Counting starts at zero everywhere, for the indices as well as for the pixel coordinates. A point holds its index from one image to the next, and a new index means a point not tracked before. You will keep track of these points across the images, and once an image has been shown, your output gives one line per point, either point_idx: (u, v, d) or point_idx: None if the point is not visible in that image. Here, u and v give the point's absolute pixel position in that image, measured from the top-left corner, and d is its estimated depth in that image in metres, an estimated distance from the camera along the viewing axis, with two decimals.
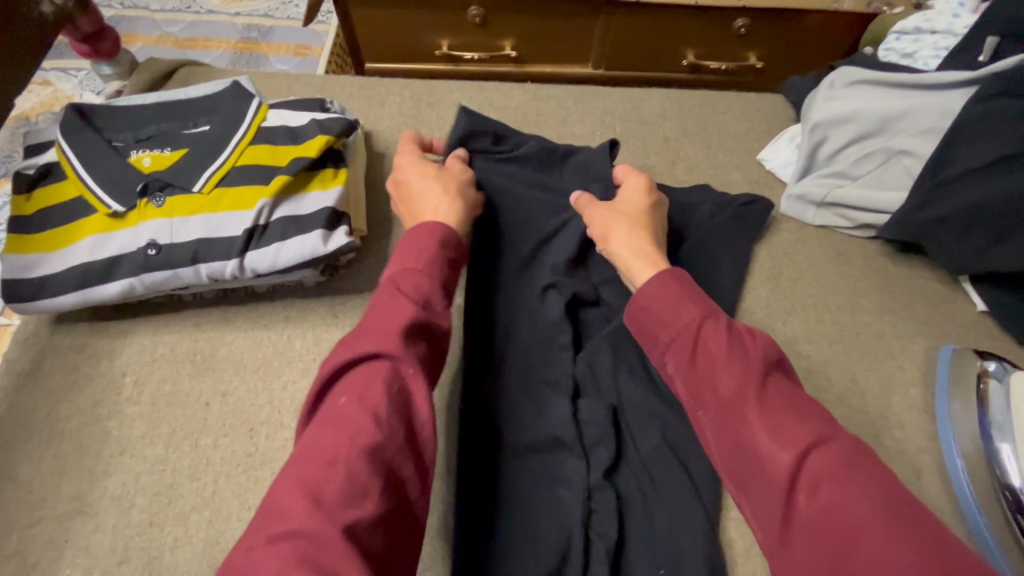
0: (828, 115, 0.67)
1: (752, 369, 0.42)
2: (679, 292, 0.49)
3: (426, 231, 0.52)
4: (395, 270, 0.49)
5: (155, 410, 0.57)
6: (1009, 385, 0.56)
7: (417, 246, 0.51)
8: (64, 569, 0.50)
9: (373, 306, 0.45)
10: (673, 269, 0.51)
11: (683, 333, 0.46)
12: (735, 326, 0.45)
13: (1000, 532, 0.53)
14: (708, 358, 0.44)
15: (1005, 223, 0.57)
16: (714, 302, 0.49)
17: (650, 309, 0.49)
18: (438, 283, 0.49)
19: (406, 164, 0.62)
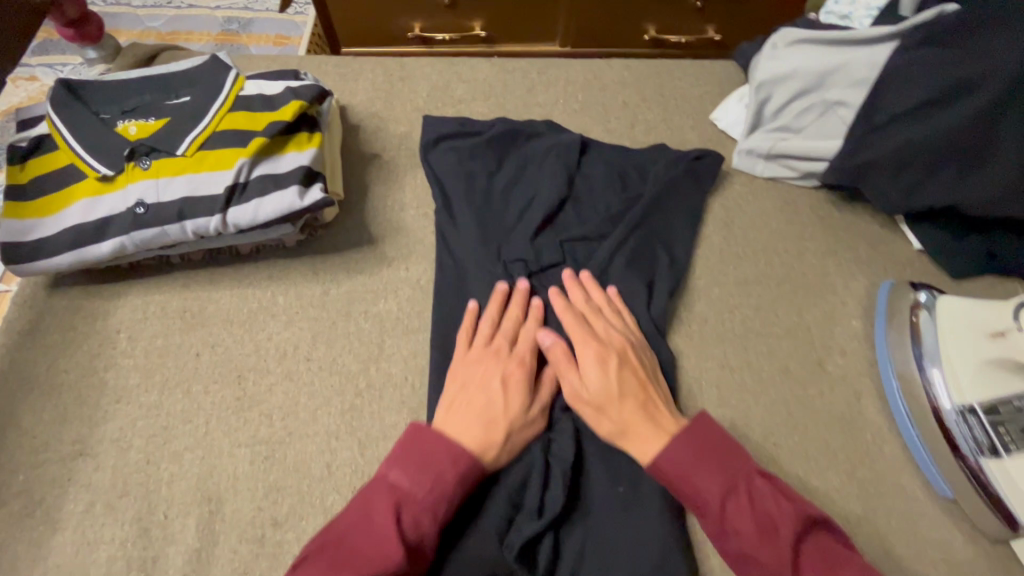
0: (770, 74, 0.72)
1: (784, 550, 0.47)
2: (698, 458, 0.51)
3: (449, 447, 0.51)
4: (403, 486, 0.49)
5: (148, 361, 0.61)
6: (938, 314, 0.61)
7: (431, 458, 0.51)
8: (69, 503, 0.54)
9: (372, 518, 0.47)
10: (687, 427, 0.53)
11: (710, 509, 0.50)
12: (758, 498, 0.49)
13: (930, 441, 0.58)
14: (737, 533, 0.49)
15: (927, 164, 0.62)
16: (734, 460, 0.52)
17: (676, 479, 0.51)
18: (437, 521, 0.48)
19: (494, 374, 0.57)
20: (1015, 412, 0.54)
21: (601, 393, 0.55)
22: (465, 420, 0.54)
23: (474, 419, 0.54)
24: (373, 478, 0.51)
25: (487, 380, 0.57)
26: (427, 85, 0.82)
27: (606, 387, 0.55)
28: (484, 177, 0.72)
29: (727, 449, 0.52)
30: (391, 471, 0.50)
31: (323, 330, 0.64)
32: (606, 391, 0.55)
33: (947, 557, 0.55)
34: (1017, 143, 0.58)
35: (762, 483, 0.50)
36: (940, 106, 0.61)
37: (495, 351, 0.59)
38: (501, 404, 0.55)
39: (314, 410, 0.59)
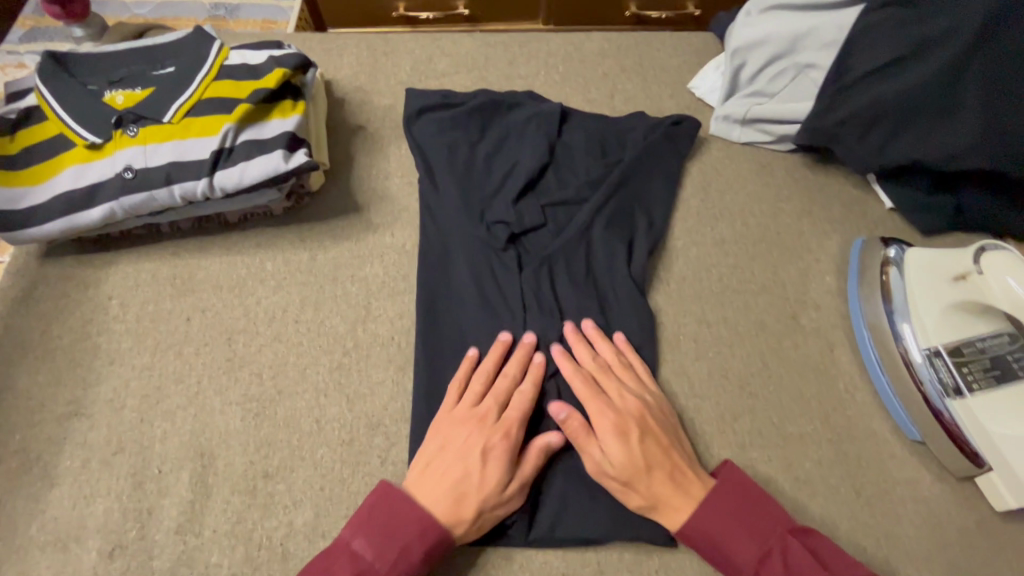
0: (743, 41, 0.74)
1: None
2: (728, 523, 0.51)
3: (418, 518, 0.49)
4: (365, 556, 0.48)
5: (140, 326, 0.63)
6: (906, 270, 0.62)
7: (397, 527, 0.49)
8: (66, 461, 0.56)
9: None
10: (713, 490, 0.53)
11: (746, 575, 0.50)
12: (792, 555, 0.49)
13: (900, 386, 0.60)
14: None
15: (897, 119, 0.64)
16: (765, 520, 0.51)
17: (708, 546, 0.51)
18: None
19: (473, 444, 0.53)
20: (977, 352, 0.57)
21: (627, 468, 0.52)
22: (435, 491, 0.51)
23: (445, 492, 0.51)
24: (339, 538, 0.50)
25: (466, 450, 0.53)
26: (410, 59, 0.83)
27: (631, 462, 0.52)
28: (466, 148, 0.71)
29: (757, 507, 0.52)
30: (353, 540, 0.49)
31: (311, 294, 0.65)
32: (632, 465, 0.52)
33: (915, 496, 0.57)
34: (981, 94, 0.60)
35: (797, 543, 0.50)
36: (909, 61, 0.62)
37: (481, 417, 0.55)
38: (476, 481, 0.51)
39: (303, 369, 0.61)
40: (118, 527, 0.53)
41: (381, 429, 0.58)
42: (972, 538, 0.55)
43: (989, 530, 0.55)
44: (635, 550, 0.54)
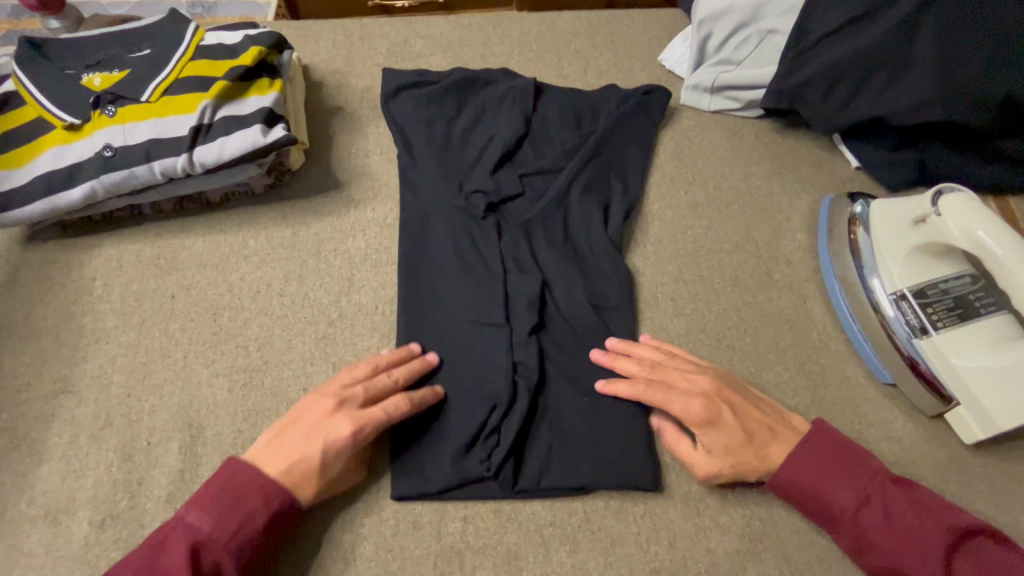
0: (708, 12, 0.76)
1: (933, 557, 0.47)
2: (826, 470, 0.51)
3: (265, 490, 0.48)
4: (203, 528, 0.46)
5: (125, 305, 0.63)
6: (873, 228, 0.64)
7: (240, 498, 0.47)
8: (54, 437, 0.56)
9: (166, 561, 0.45)
10: (807, 445, 0.52)
11: (846, 520, 0.50)
12: (893, 503, 0.49)
13: (871, 333, 0.62)
14: (878, 547, 0.49)
15: (858, 78, 0.67)
16: (861, 468, 0.51)
17: (805, 494, 0.51)
18: (240, 562, 0.47)
19: (324, 428, 0.50)
20: (941, 294, 0.60)
21: (730, 448, 0.52)
22: (281, 465, 0.49)
23: (286, 470, 0.49)
24: (177, 511, 0.48)
25: (316, 430, 0.50)
26: (386, 42, 0.85)
27: (732, 442, 0.52)
28: (442, 123, 0.72)
29: (851, 455, 0.52)
30: (191, 511, 0.47)
31: (295, 268, 0.66)
32: (733, 445, 0.52)
33: (889, 435, 0.59)
34: (934, 46, 0.63)
35: (897, 490, 0.50)
36: (867, 21, 0.65)
37: (341, 401, 0.52)
38: (317, 468, 0.50)
39: (289, 340, 0.62)
40: (108, 498, 0.54)
41: None
42: (945, 472, 0.57)
43: (961, 464, 0.57)
44: (621, 498, 0.55)
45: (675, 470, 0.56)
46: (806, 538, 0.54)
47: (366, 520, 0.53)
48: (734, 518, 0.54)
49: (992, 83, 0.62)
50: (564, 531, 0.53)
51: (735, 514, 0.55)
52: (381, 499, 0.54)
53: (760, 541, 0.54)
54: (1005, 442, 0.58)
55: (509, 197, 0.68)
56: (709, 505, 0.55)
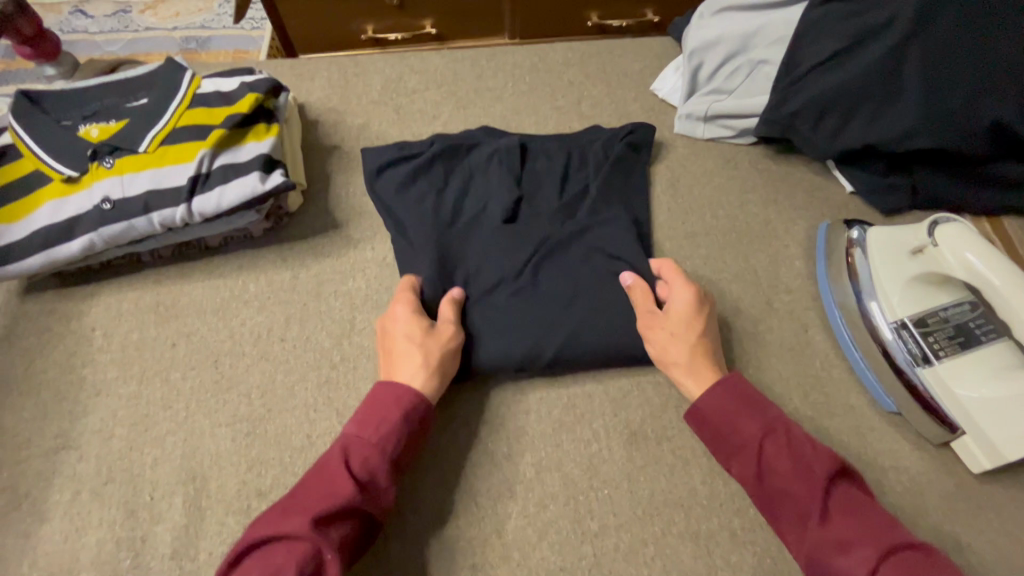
0: (699, 43, 0.78)
1: (816, 484, 0.48)
2: (737, 405, 0.53)
3: (391, 391, 0.53)
4: (352, 433, 0.51)
5: (125, 355, 0.63)
6: (869, 250, 0.65)
7: (376, 402, 0.53)
8: (55, 494, 0.56)
9: (322, 469, 0.49)
10: (726, 379, 0.55)
11: (749, 448, 0.51)
12: (795, 439, 0.51)
13: (873, 361, 0.62)
14: (774, 471, 0.50)
15: (848, 107, 0.68)
16: (769, 408, 0.53)
17: (716, 420, 0.53)
18: (386, 457, 0.50)
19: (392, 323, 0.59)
20: (941, 322, 0.60)
21: (686, 329, 0.58)
22: (391, 363, 0.57)
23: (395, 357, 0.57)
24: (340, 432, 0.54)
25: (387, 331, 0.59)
26: (381, 78, 0.85)
27: (691, 325, 0.58)
28: (432, 197, 0.69)
29: (762, 399, 0.54)
30: (347, 425, 0.52)
31: (296, 312, 0.66)
32: (688, 328, 0.58)
33: (896, 465, 0.58)
34: (923, 74, 0.63)
35: (799, 431, 0.52)
36: (854, 52, 0.67)
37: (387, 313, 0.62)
38: (406, 348, 0.57)
39: (291, 386, 0.61)
40: (112, 557, 0.53)
41: None
42: (955, 502, 0.56)
43: (969, 494, 0.57)
44: (631, 538, 0.55)
45: (683, 510, 0.56)
46: None
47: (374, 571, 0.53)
48: (745, 557, 0.54)
49: (981, 111, 0.63)
50: None
51: (746, 552, 0.54)
52: (389, 549, 0.54)
53: None
54: (1012, 470, 0.58)
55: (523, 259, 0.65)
56: (718, 544, 0.55)
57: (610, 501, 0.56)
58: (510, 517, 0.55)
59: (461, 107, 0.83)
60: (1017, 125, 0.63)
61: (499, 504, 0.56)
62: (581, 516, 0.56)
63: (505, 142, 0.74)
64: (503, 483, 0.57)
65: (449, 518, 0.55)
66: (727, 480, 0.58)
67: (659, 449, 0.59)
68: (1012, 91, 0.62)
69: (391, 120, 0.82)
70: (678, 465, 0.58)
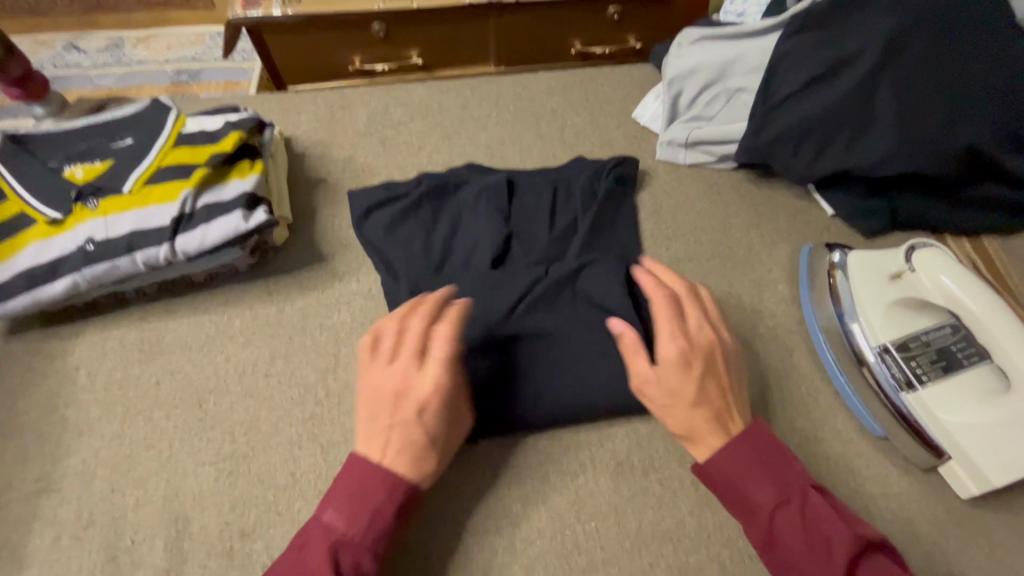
0: (678, 71, 0.79)
1: (833, 562, 0.47)
2: (752, 470, 0.51)
3: (381, 484, 0.49)
4: (338, 528, 0.47)
5: (109, 395, 0.63)
6: (849, 273, 0.65)
7: (364, 493, 0.49)
8: (35, 540, 0.55)
9: (306, 566, 0.46)
10: (740, 438, 0.52)
11: (761, 516, 0.50)
12: (812, 507, 0.49)
13: (858, 386, 0.62)
14: (786, 542, 0.49)
15: (826, 134, 0.69)
16: (787, 470, 0.51)
17: (727, 486, 0.52)
18: (375, 553, 0.48)
19: (411, 386, 0.52)
20: (923, 346, 0.60)
21: (682, 391, 0.54)
22: (394, 434, 0.51)
23: (402, 432, 0.51)
24: (312, 514, 0.49)
25: (400, 399, 0.51)
26: (366, 111, 0.87)
27: (688, 386, 0.54)
28: (422, 237, 0.70)
29: (782, 458, 0.52)
30: (326, 511, 0.48)
31: (281, 346, 0.66)
32: (685, 391, 0.54)
33: (885, 491, 0.58)
34: (896, 101, 0.65)
35: (817, 496, 0.50)
36: (829, 81, 0.68)
37: (403, 368, 0.52)
38: (423, 431, 0.51)
39: (275, 423, 0.61)
40: None
41: None
42: (944, 528, 0.56)
43: (959, 519, 0.56)
44: (619, 573, 0.54)
45: (671, 543, 0.55)
46: None
47: None
48: None
49: (956, 134, 0.64)
50: None
51: None
52: None
53: None
54: (1001, 493, 0.58)
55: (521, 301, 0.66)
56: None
57: (597, 535, 0.56)
58: (497, 553, 0.55)
59: (446, 136, 0.84)
60: (989, 148, 0.64)
61: (485, 540, 0.55)
62: (569, 550, 0.55)
63: (493, 178, 0.75)
64: (488, 518, 0.56)
65: (434, 555, 0.55)
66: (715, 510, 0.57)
67: (646, 480, 0.59)
68: (982, 115, 0.64)
69: (377, 152, 0.82)
70: (665, 495, 0.58)
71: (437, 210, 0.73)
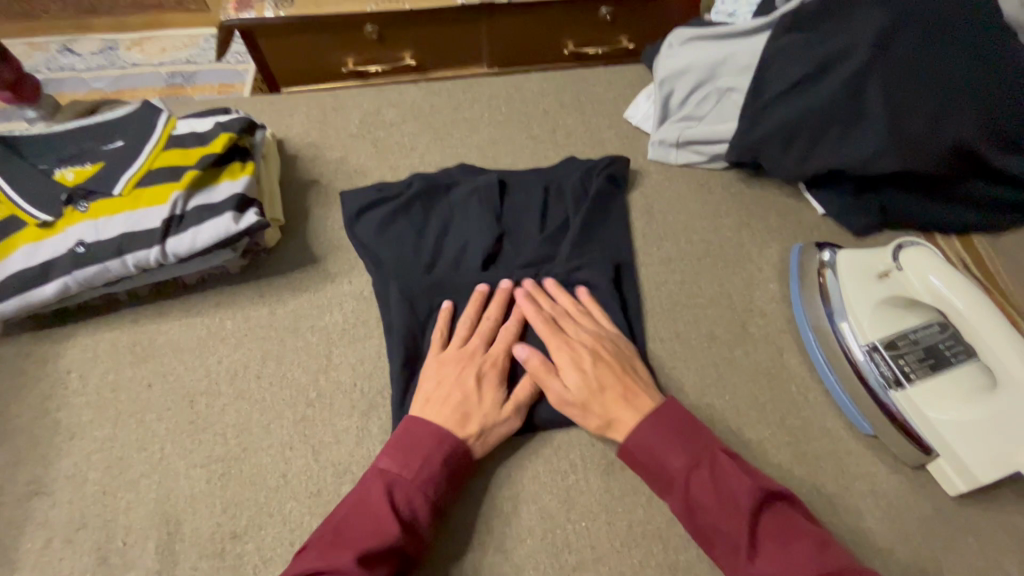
0: (669, 71, 0.80)
1: (740, 516, 0.49)
2: (664, 436, 0.55)
3: (434, 434, 0.55)
4: (392, 470, 0.53)
5: (100, 397, 0.63)
6: (839, 272, 0.65)
7: (416, 443, 0.54)
8: (27, 542, 0.55)
9: (363, 503, 0.51)
10: (652, 411, 0.56)
11: (677, 483, 0.53)
12: (719, 468, 0.52)
13: (848, 385, 0.62)
14: (701, 505, 0.51)
15: (814, 133, 0.69)
16: (698, 437, 0.55)
17: (643, 455, 0.55)
18: (427, 499, 0.52)
19: (464, 365, 0.61)
20: (911, 344, 0.60)
21: (584, 391, 0.58)
22: (446, 402, 0.58)
23: (451, 403, 0.57)
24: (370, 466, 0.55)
25: (461, 375, 0.60)
26: (359, 112, 0.87)
27: (587, 386, 0.58)
28: (413, 238, 0.71)
29: (692, 428, 0.56)
30: (381, 458, 0.54)
31: (273, 348, 0.66)
32: (589, 389, 0.58)
33: (874, 489, 0.58)
34: (886, 100, 0.65)
35: (726, 458, 0.53)
36: (818, 80, 0.68)
37: (467, 351, 0.62)
38: (475, 398, 0.58)
39: (267, 424, 0.61)
40: None
41: (348, 476, 0.58)
42: (933, 525, 0.56)
43: (948, 517, 0.57)
44: (609, 572, 0.54)
45: (661, 541, 0.56)
46: None
47: None
48: None
49: (945, 133, 0.64)
50: None
51: None
52: None
53: None
54: (989, 491, 0.58)
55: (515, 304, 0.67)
56: (697, 575, 0.54)
57: (588, 534, 0.56)
58: (487, 552, 0.55)
59: (438, 138, 0.85)
60: (978, 146, 0.65)
61: (476, 540, 0.55)
62: (559, 549, 0.55)
63: (485, 179, 0.75)
64: (479, 518, 0.57)
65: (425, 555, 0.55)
66: None
67: (636, 479, 0.59)
68: (972, 114, 0.64)
69: (369, 154, 0.83)
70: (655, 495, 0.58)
71: (428, 211, 0.73)
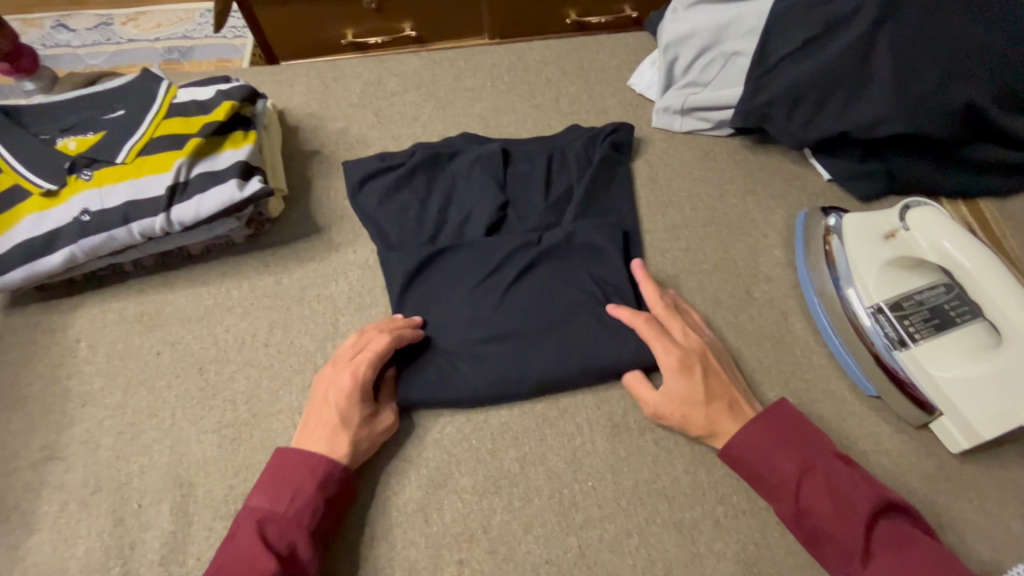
0: (673, 36, 0.78)
1: (858, 524, 0.49)
2: (775, 441, 0.54)
3: (304, 463, 0.53)
4: (264, 507, 0.51)
5: (110, 366, 0.63)
6: (844, 236, 0.65)
7: (290, 474, 0.52)
8: (43, 505, 0.56)
9: (235, 550, 0.48)
10: (765, 413, 0.56)
11: (788, 488, 0.52)
12: (835, 474, 0.52)
13: (853, 347, 0.62)
14: (814, 511, 0.51)
15: (820, 95, 0.68)
16: (811, 441, 0.54)
17: (752, 460, 0.54)
18: (305, 528, 0.50)
19: (331, 385, 0.57)
20: (916, 305, 0.61)
21: (688, 401, 0.57)
22: (314, 422, 0.55)
23: (320, 429, 0.55)
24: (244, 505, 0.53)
25: (327, 396, 0.56)
26: (360, 82, 0.86)
27: (693, 394, 0.57)
28: (417, 207, 0.71)
29: (803, 431, 0.55)
30: (253, 497, 0.52)
31: (279, 317, 0.66)
32: (693, 398, 0.57)
33: (877, 448, 0.59)
34: (893, 60, 0.64)
35: (841, 465, 0.52)
36: (826, 41, 0.67)
37: (336, 364, 0.58)
38: (344, 421, 0.55)
39: (276, 390, 0.62)
40: (101, 565, 0.53)
41: None
42: (936, 482, 0.57)
43: (950, 473, 0.57)
44: (616, 530, 0.55)
45: (667, 499, 0.57)
46: (800, 560, 0.54)
47: (361, 568, 0.53)
48: (728, 543, 0.55)
49: (953, 93, 0.63)
50: (560, 568, 0.54)
51: (730, 539, 0.55)
52: (373, 552, 0.54)
53: (755, 565, 0.54)
54: (991, 448, 0.58)
55: (521, 271, 0.66)
56: (702, 531, 0.55)
57: (594, 493, 0.57)
58: (496, 512, 0.56)
59: (440, 107, 0.84)
60: (986, 107, 0.64)
61: (484, 501, 0.56)
62: (566, 508, 0.56)
63: (488, 147, 0.74)
64: (487, 478, 0.57)
65: (433, 515, 0.56)
66: (710, 468, 0.58)
67: (642, 440, 0.60)
68: (979, 73, 0.63)
69: (371, 123, 0.82)
70: (661, 455, 0.59)
71: (432, 181, 0.73)
